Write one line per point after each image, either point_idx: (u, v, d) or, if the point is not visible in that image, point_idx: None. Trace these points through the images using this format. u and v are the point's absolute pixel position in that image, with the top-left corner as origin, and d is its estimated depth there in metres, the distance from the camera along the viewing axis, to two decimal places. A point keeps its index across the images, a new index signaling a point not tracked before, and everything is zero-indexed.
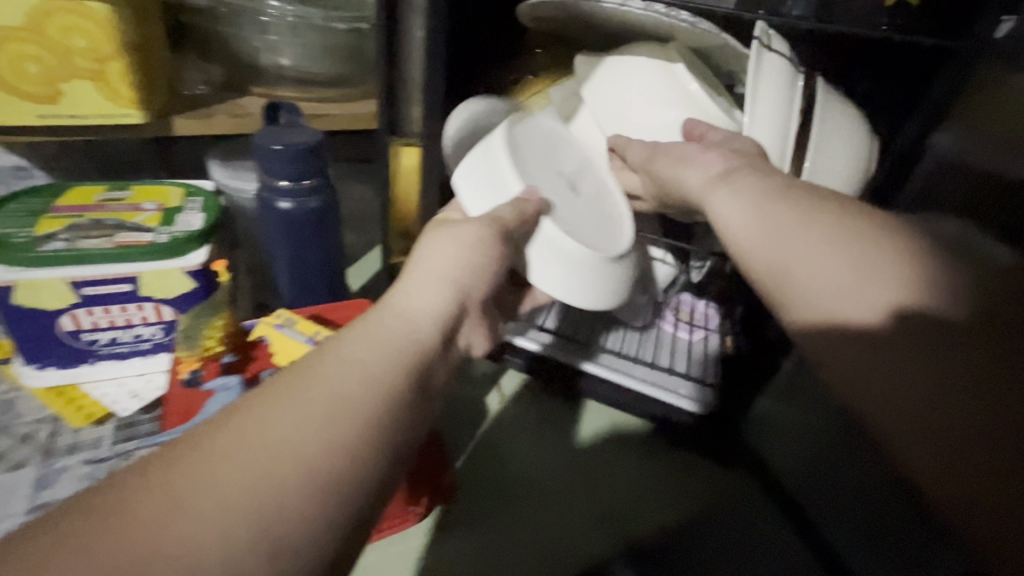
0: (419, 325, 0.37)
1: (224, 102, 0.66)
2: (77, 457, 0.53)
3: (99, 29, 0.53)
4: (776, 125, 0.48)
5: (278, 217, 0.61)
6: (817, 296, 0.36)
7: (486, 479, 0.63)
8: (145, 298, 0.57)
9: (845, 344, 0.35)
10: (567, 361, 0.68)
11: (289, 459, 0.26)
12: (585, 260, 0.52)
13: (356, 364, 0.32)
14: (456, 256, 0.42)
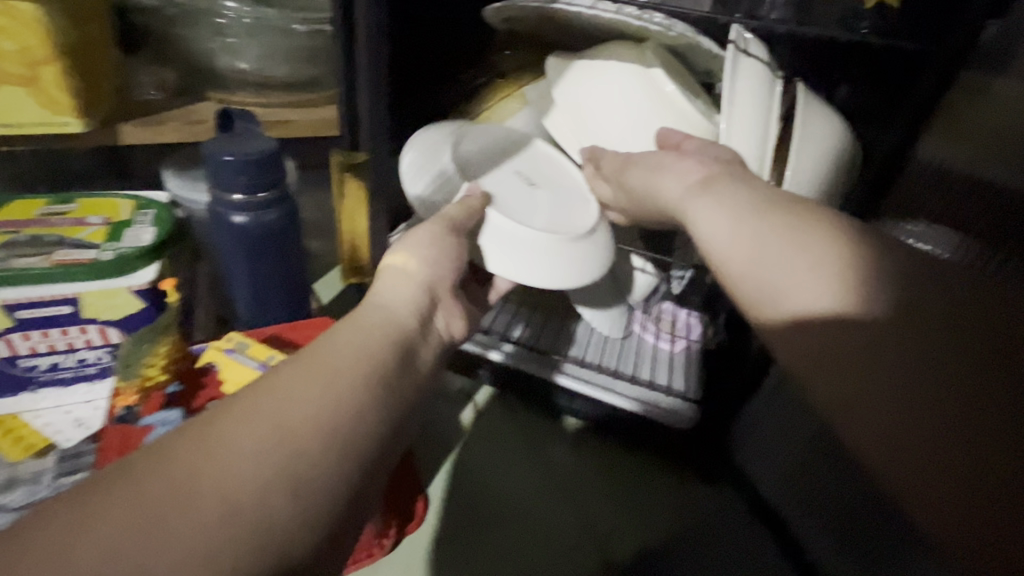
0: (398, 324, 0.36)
1: (178, 108, 0.62)
2: (11, 496, 0.47)
3: (28, 31, 0.48)
4: (754, 135, 0.45)
5: (234, 236, 0.53)
6: (798, 287, 0.32)
7: (468, 497, 0.61)
8: (88, 320, 0.53)
9: (832, 340, 0.31)
10: (542, 374, 0.66)
11: (239, 466, 0.25)
12: (544, 244, 0.49)
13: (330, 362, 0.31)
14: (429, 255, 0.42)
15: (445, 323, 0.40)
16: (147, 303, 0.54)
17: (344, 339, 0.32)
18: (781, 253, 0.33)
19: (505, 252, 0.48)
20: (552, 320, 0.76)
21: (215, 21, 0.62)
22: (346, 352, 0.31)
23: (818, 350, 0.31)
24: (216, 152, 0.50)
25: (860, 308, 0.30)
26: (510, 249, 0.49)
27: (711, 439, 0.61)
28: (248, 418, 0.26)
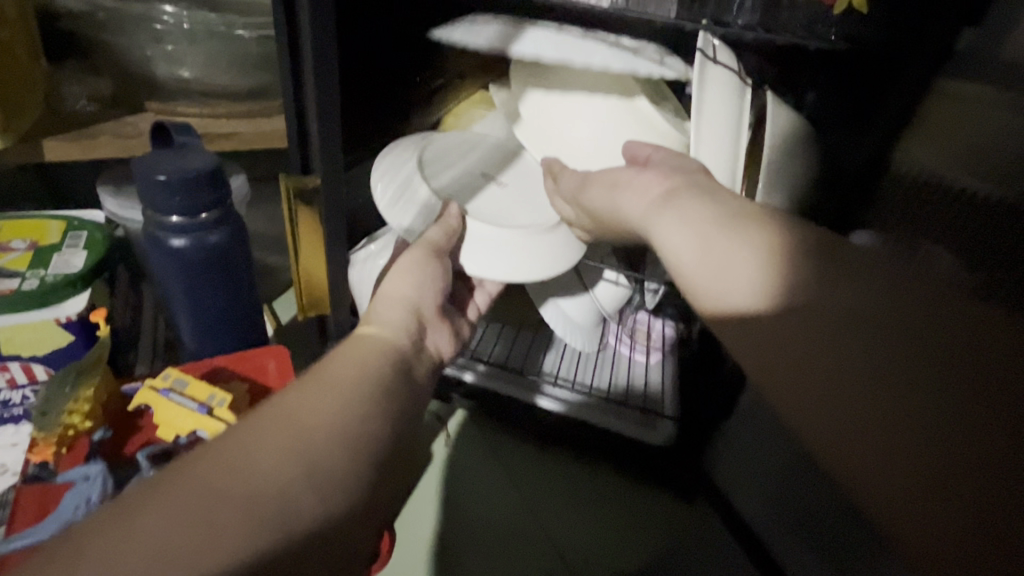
0: (374, 361, 0.35)
1: (112, 121, 0.57)
2: None
3: None
4: (724, 150, 0.43)
5: (172, 260, 0.49)
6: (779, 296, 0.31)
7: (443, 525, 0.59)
8: (9, 357, 0.48)
9: (810, 356, 0.29)
10: (517, 396, 0.64)
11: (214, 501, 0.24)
12: (518, 245, 0.48)
13: (324, 393, 0.30)
14: (413, 278, 0.43)
15: (435, 343, 0.41)
16: (77, 335, 0.50)
17: (324, 380, 0.31)
18: (748, 276, 0.31)
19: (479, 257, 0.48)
20: (525, 334, 0.73)
21: (151, 27, 0.57)
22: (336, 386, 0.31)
23: (779, 351, 0.30)
24: (148, 172, 0.45)
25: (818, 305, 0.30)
26: (484, 253, 0.48)
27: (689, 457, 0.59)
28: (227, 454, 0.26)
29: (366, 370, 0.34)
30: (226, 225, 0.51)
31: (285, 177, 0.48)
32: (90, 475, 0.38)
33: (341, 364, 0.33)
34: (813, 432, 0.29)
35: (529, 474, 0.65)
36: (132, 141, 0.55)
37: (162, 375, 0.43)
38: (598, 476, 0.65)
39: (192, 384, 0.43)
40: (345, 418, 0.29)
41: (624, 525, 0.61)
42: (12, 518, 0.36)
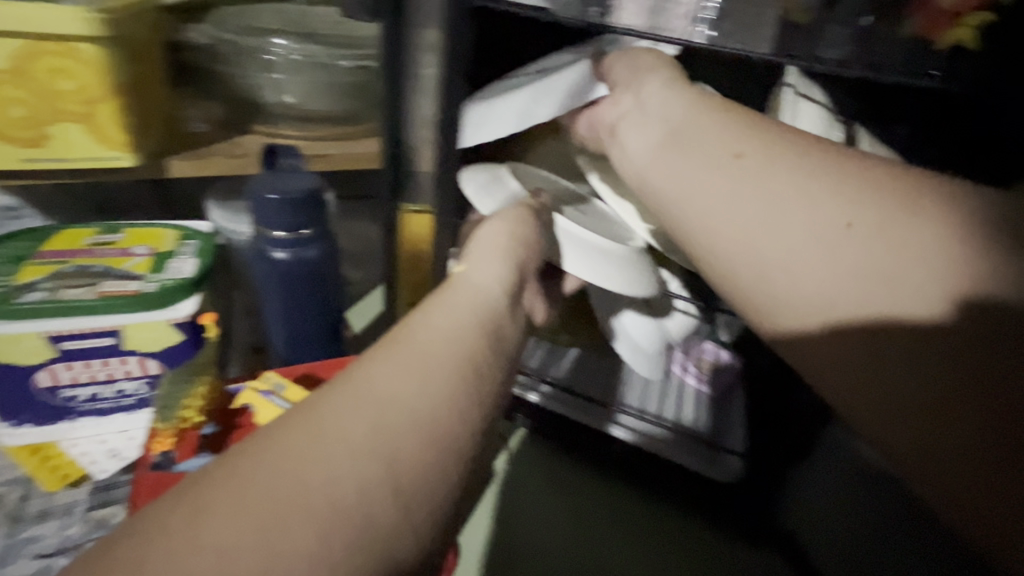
0: (478, 317, 0.33)
1: (224, 143, 0.63)
2: (47, 527, 0.50)
3: (87, 69, 0.47)
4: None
5: (273, 270, 0.53)
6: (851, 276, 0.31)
7: (501, 543, 0.59)
8: (129, 352, 0.53)
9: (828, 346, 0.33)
10: (584, 421, 0.64)
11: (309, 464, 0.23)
12: (615, 252, 0.49)
13: (432, 341, 0.30)
14: (511, 231, 0.42)
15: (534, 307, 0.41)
16: (187, 336, 0.54)
17: (431, 332, 0.31)
18: (833, 277, 0.32)
19: (583, 258, 0.47)
20: (588, 358, 0.73)
21: (262, 57, 0.62)
22: (436, 330, 0.31)
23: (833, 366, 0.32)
24: (261, 190, 0.50)
25: (876, 299, 0.31)
26: (586, 255, 0.48)
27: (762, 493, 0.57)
28: (330, 394, 0.26)
29: (466, 318, 0.32)
30: (322, 240, 0.55)
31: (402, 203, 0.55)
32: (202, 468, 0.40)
33: (444, 311, 0.32)
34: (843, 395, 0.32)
35: (589, 498, 0.65)
36: (242, 160, 0.60)
37: (264, 379, 0.47)
38: (658, 506, 0.65)
39: (290, 389, 0.46)
40: (455, 366, 0.29)
41: (689, 558, 0.59)
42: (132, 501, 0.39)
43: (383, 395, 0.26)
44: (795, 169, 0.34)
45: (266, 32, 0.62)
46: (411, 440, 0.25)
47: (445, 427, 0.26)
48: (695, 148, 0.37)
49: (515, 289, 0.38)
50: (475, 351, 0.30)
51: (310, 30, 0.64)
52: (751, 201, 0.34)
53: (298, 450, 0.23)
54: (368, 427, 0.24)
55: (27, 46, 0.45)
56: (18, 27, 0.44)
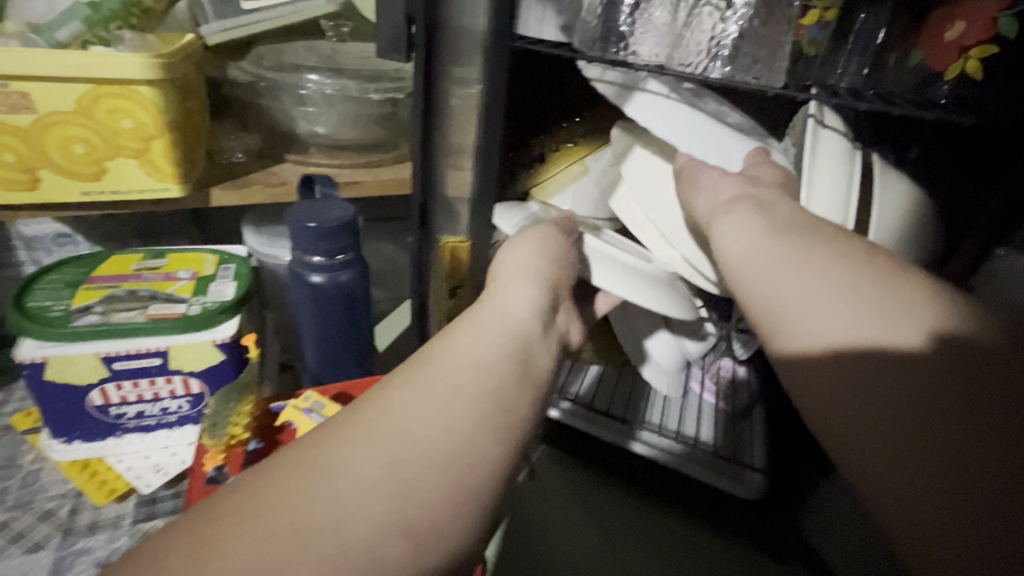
0: (515, 338, 0.35)
1: (261, 172, 0.66)
2: (95, 540, 0.53)
3: (145, 110, 0.51)
4: (836, 204, 0.45)
5: (309, 293, 0.56)
6: (832, 311, 0.31)
7: (526, 559, 0.61)
8: (174, 371, 0.56)
9: (814, 376, 0.31)
10: (602, 437, 0.66)
11: (346, 493, 0.25)
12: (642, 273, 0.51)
13: (466, 369, 0.32)
14: (541, 255, 0.44)
15: (568, 327, 0.43)
16: (227, 356, 0.56)
17: (467, 356, 0.33)
18: (811, 309, 0.32)
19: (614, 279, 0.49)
20: (608, 375, 0.75)
21: (296, 92, 0.66)
22: (459, 360, 0.33)
23: (850, 391, 0.30)
24: (300, 218, 0.53)
25: (903, 343, 0.29)
26: (616, 275, 0.50)
27: (782, 507, 0.60)
28: (352, 429, 0.28)
29: (491, 345, 0.34)
30: (355, 264, 0.57)
31: (448, 237, 0.57)
32: None
33: (470, 339, 0.34)
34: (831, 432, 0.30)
35: (610, 511, 0.66)
36: (279, 189, 0.63)
37: (303, 396, 0.49)
38: (678, 520, 0.66)
39: (329, 405, 0.48)
40: (489, 394, 0.31)
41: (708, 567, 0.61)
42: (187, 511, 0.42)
43: (399, 431, 0.28)
44: (880, 260, 0.33)
45: (300, 68, 0.66)
46: (423, 478, 0.26)
47: (465, 463, 0.28)
48: (720, 205, 0.42)
49: (544, 311, 0.39)
50: (498, 382, 0.32)
51: (339, 65, 0.67)
52: (821, 263, 0.33)
53: (317, 487, 0.25)
54: (381, 463, 0.26)
55: (91, 89, 0.49)
56: (83, 73, 0.48)
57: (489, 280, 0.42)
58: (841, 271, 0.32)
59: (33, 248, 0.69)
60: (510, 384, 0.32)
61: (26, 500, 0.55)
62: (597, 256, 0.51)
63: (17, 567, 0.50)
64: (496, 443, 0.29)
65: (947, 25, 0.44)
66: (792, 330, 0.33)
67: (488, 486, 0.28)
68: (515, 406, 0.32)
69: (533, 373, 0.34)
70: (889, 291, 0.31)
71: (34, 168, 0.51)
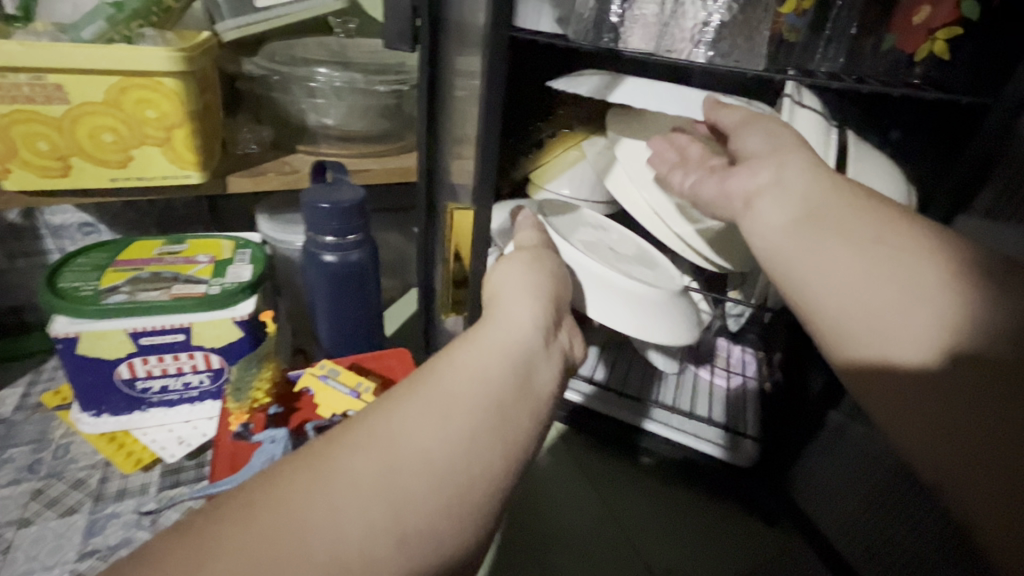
0: (523, 331, 0.36)
1: (274, 161, 0.70)
2: (124, 505, 0.56)
3: (168, 100, 0.55)
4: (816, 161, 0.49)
5: (322, 271, 0.59)
6: (874, 311, 0.37)
7: (533, 527, 0.63)
8: (197, 347, 0.59)
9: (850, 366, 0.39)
10: (610, 413, 0.69)
11: (346, 488, 0.25)
12: (642, 297, 0.55)
13: (471, 366, 0.33)
14: (547, 266, 0.45)
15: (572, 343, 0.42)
16: (246, 332, 0.60)
17: (475, 351, 0.34)
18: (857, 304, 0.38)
19: (609, 306, 0.54)
20: (609, 353, 0.78)
21: (306, 84, 0.69)
22: (459, 370, 0.32)
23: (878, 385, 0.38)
24: (314, 200, 0.56)
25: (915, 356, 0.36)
26: (614, 303, 0.54)
27: (774, 476, 0.63)
28: (349, 436, 0.28)
29: (496, 356, 0.34)
30: (364, 245, 0.61)
31: (451, 204, 0.58)
32: (276, 436, 0.46)
33: (477, 344, 0.34)
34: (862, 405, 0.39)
35: (617, 489, 0.68)
36: (292, 177, 0.67)
37: (320, 364, 0.53)
38: (684, 502, 0.67)
39: (345, 373, 0.52)
40: (493, 395, 0.31)
41: (712, 549, 0.62)
42: (216, 464, 0.46)
43: (395, 439, 0.28)
44: (892, 252, 0.37)
45: (310, 62, 0.69)
46: (420, 489, 0.26)
47: (468, 456, 0.28)
48: (743, 203, 0.44)
49: (549, 325, 0.39)
50: (499, 393, 0.32)
51: (347, 59, 0.71)
52: (863, 276, 0.38)
53: (318, 488, 0.25)
54: (379, 468, 0.26)
55: (120, 82, 0.53)
56: (113, 66, 0.52)
57: (497, 278, 0.43)
58: (874, 269, 0.37)
59: (59, 236, 0.72)
60: (512, 397, 0.32)
61: (58, 470, 0.59)
62: (596, 281, 0.54)
63: (53, 528, 0.53)
64: (509, 413, 0.31)
65: (914, 10, 0.48)
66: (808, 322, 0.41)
67: (502, 453, 0.30)
68: (530, 390, 0.33)
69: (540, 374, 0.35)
70: (907, 289, 0.36)
71: (66, 156, 0.55)
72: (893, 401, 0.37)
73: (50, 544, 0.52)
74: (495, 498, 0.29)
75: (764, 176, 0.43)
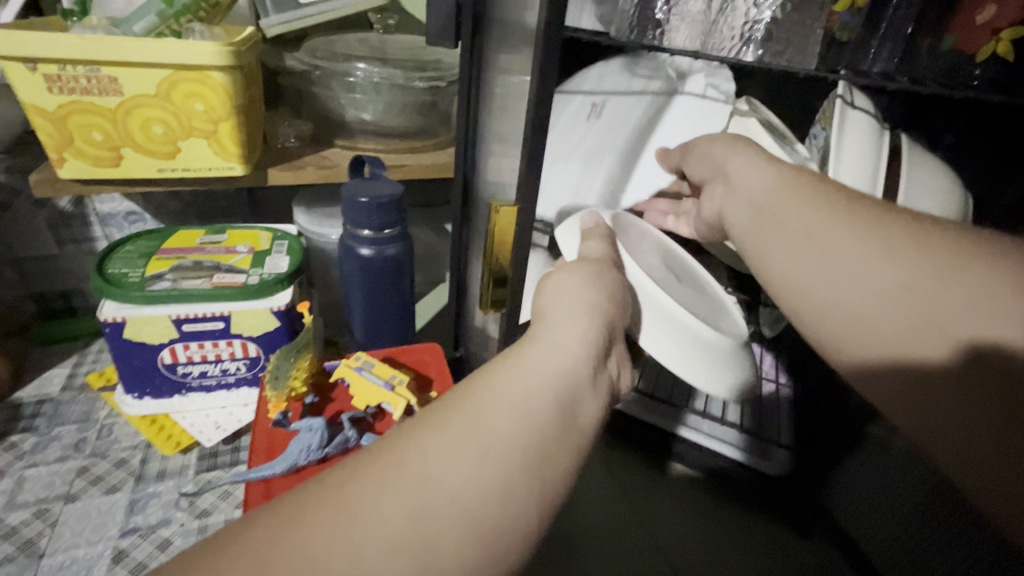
0: (571, 357, 0.33)
1: (313, 156, 0.71)
2: (164, 485, 0.57)
3: (216, 93, 0.56)
4: (867, 162, 0.48)
5: (358, 264, 0.60)
6: (885, 328, 0.37)
7: (568, 531, 0.62)
8: (235, 335, 0.60)
9: (893, 385, 0.37)
10: (659, 423, 0.67)
11: (368, 534, 0.24)
12: (694, 334, 0.53)
13: (509, 397, 0.30)
14: (597, 285, 0.41)
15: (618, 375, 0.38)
16: (282, 322, 0.61)
17: (516, 381, 0.31)
18: (870, 317, 0.37)
19: (660, 330, 0.51)
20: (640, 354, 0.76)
21: (345, 79, 0.70)
22: (500, 403, 0.30)
23: (888, 391, 0.38)
24: (353, 194, 0.57)
25: (935, 354, 0.35)
26: (665, 330, 0.51)
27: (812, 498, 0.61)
28: (375, 472, 0.26)
29: (537, 388, 0.31)
30: (399, 239, 0.61)
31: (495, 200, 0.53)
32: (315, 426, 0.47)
33: (517, 373, 0.31)
34: (914, 436, 0.37)
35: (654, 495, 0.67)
36: (330, 171, 0.68)
37: (355, 356, 0.53)
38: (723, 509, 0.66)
39: (380, 366, 0.52)
40: (529, 437, 0.29)
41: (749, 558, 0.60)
42: (258, 445, 0.48)
43: (426, 482, 0.26)
44: (924, 274, 0.36)
45: (351, 58, 0.70)
46: (446, 540, 0.25)
47: (499, 501, 0.27)
48: (790, 234, 0.42)
49: (602, 350, 0.36)
50: (540, 435, 0.29)
51: (386, 55, 0.72)
52: (894, 306, 0.37)
53: (341, 533, 0.24)
54: (405, 516, 0.25)
55: (170, 75, 0.54)
56: (163, 60, 0.53)
57: (549, 291, 0.40)
58: (885, 278, 0.37)
59: (107, 223, 0.75)
60: (554, 436, 0.29)
61: (102, 449, 0.61)
62: (655, 305, 0.51)
63: (97, 505, 0.55)
64: (546, 446, 0.29)
65: (978, 9, 0.46)
66: (841, 343, 0.39)
67: (540, 497, 0.28)
68: (574, 428, 0.31)
69: (581, 417, 0.32)
70: (927, 308, 0.36)
71: (118, 147, 0.57)
72: (932, 430, 0.36)
73: (95, 521, 0.54)
74: (530, 536, 0.27)
75: (807, 203, 0.41)
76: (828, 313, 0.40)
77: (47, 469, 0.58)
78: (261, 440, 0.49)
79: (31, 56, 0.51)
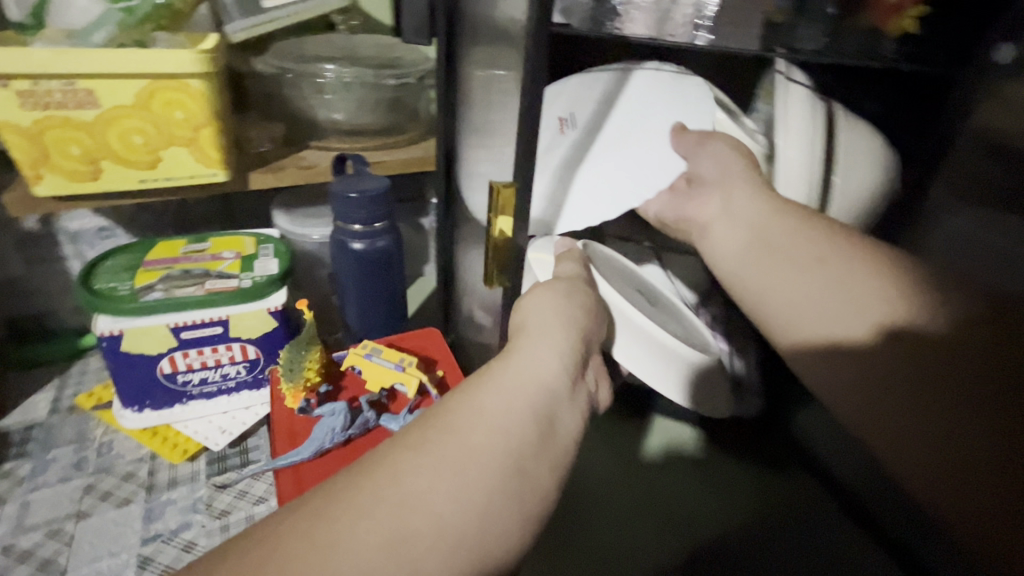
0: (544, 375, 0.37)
1: (289, 158, 0.72)
2: (177, 492, 0.58)
3: (194, 101, 0.56)
4: (808, 129, 0.53)
5: (351, 259, 0.62)
6: (809, 311, 0.46)
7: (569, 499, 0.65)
8: (234, 339, 0.61)
9: (828, 364, 0.46)
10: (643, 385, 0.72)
11: (351, 556, 0.27)
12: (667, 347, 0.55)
13: (485, 419, 0.34)
14: (563, 305, 0.46)
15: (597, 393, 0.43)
16: (280, 322, 0.62)
17: (495, 402, 0.35)
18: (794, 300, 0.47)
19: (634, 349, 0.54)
20: None
21: (315, 80, 0.71)
22: (477, 422, 0.33)
23: (822, 368, 0.46)
24: (342, 191, 0.59)
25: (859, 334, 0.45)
26: (640, 348, 0.54)
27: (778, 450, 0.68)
28: (363, 496, 0.29)
29: (513, 408, 0.34)
30: (389, 232, 0.64)
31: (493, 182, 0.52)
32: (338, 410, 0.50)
33: (492, 395, 0.35)
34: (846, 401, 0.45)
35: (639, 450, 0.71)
36: (310, 171, 0.69)
37: (361, 344, 0.55)
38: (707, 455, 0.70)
39: (388, 350, 0.55)
40: (505, 452, 0.32)
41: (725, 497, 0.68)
42: (283, 433, 0.50)
43: (406, 503, 0.29)
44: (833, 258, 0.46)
45: (319, 59, 0.71)
46: (429, 555, 0.28)
47: (482, 511, 0.30)
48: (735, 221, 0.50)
49: (573, 366, 0.40)
50: (520, 450, 0.33)
51: (354, 55, 0.73)
52: (839, 315, 0.45)
53: (334, 547, 0.27)
54: (385, 538, 0.28)
55: (148, 86, 0.54)
56: (141, 70, 0.53)
57: (528, 313, 0.45)
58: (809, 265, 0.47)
59: (77, 241, 0.73)
60: (531, 447, 0.33)
61: (106, 465, 0.60)
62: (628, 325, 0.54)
63: (111, 518, 0.55)
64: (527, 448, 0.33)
65: None
66: (778, 319, 0.48)
67: (519, 506, 0.31)
68: (551, 435, 0.35)
69: (558, 428, 0.36)
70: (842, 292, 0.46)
71: (97, 160, 0.56)
72: (857, 395, 0.45)
73: (112, 534, 0.54)
74: (515, 534, 0.31)
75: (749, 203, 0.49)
76: (761, 297, 0.49)
77: (51, 490, 0.58)
78: (284, 426, 0.51)
79: (2, 73, 0.50)
